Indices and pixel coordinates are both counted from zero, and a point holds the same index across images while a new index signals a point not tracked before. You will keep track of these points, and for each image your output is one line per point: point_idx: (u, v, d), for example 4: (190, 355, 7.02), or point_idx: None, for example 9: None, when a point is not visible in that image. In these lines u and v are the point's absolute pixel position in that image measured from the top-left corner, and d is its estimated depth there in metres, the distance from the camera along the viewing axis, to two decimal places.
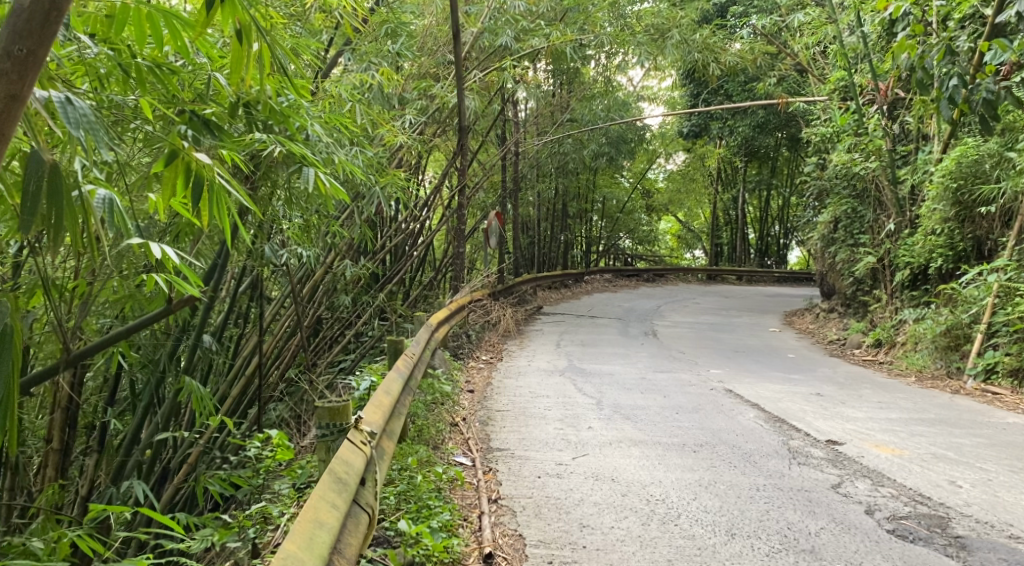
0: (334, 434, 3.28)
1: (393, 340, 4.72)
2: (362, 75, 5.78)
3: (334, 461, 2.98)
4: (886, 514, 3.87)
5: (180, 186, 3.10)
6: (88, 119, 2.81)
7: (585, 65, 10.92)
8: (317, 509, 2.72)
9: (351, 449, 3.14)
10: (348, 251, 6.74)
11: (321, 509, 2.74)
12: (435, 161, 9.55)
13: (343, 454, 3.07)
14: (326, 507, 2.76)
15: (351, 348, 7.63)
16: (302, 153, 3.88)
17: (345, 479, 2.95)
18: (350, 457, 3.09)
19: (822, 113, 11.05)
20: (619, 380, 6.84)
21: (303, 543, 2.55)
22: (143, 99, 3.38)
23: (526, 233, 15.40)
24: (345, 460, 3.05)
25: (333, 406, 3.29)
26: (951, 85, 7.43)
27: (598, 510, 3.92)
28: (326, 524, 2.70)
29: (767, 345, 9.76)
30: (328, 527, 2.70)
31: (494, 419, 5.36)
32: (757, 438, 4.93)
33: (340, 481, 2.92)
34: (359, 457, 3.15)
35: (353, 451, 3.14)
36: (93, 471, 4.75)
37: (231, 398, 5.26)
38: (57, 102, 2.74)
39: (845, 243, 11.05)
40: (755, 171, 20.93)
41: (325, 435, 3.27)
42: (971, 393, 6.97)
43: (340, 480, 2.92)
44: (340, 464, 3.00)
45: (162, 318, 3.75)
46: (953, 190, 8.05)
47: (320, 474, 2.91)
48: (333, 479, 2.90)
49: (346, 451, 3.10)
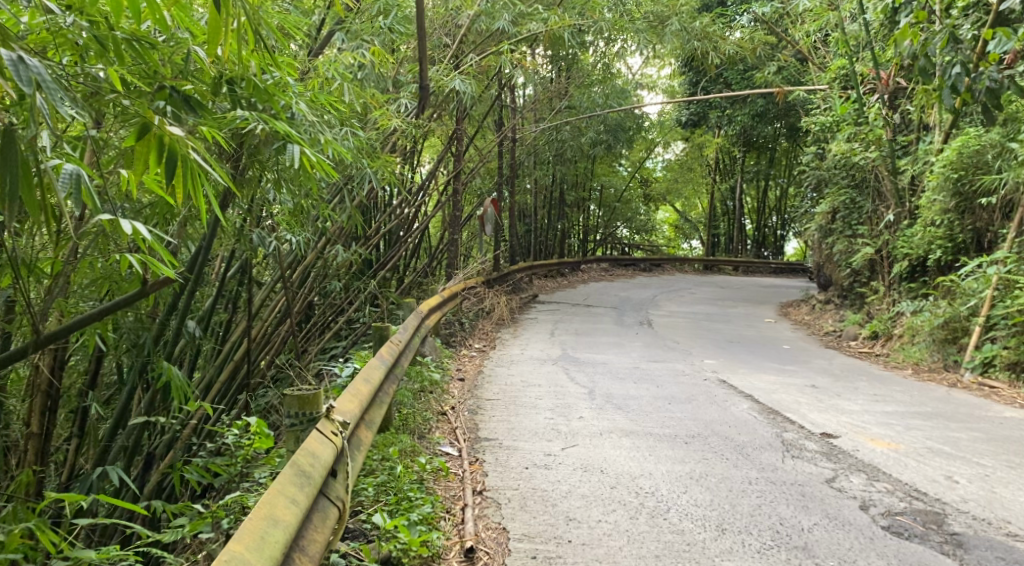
0: (304, 424, 3.21)
1: (378, 326, 4.61)
2: (355, 55, 5.68)
3: (298, 453, 2.88)
4: (880, 510, 3.78)
5: (152, 162, 3.00)
6: (42, 77, 2.75)
7: (583, 51, 10.79)
8: (273, 505, 2.63)
9: (319, 440, 3.03)
10: (340, 236, 6.64)
11: (278, 505, 2.64)
12: (431, 146, 9.45)
13: (310, 446, 2.96)
14: (284, 502, 2.66)
15: (342, 334, 7.55)
16: (286, 131, 3.80)
17: (309, 472, 2.84)
18: (318, 449, 2.98)
19: (823, 103, 10.92)
20: (612, 370, 6.76)
21: (252, 544, 2.46)
22: (115, 71, 3.29)
23: (523, 222, 15.30)
24: (312, 452, 2.94)
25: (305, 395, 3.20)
26: (954, 74, 7.28)
27: (585, 503, 3.82)
28: (281, 522, 2.60)
29: (763, 336, 9.67)
30: (284, 525, 2.60)
31: (483, 408, 5.27)
32: (750, 430, 4.84)
33: (303, 475, 2.82)
34: (328, 448, 3.04)
35: (322, 443, 3.03)
36: (73, 455, 4.67)
37: (218, 384, 5.14)
38: (7, 62, 2.69)
39: (842, 235, 10.94)
40: (753, 161, 20.84)
41: (295, 426, 3.19)
42: (968, 386, 6.89)
43: (303, 474, 2.82)
44: (305, 456, 2.90)
45: (138, 299, 3.64)
46: (954, 181, 7.97)
47: (283, 467, 2.81)
48: (295, 472, 2.80)
49: (314, 443, 2.99)
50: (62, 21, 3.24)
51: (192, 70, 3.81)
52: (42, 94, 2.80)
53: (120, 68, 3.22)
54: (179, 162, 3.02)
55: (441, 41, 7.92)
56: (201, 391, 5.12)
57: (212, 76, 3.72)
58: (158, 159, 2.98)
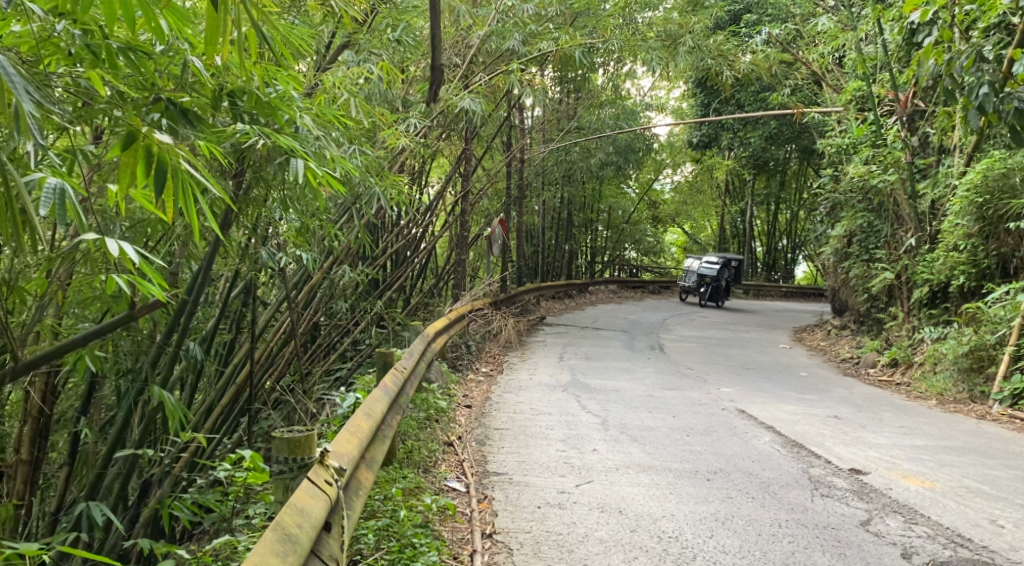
0: (293, 471, 2.94)
1: (381, 352, 4.39)
2: (362, 69, 5.44)
3: (285, 511, 2.64)
4: (924, 559, 3.51)
5: (139, 172, 2.78)
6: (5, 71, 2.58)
7: (593, 72, 10.56)
8: None
9: (309, 494, 2.78)
10: (347, 255, 6.41)
11: None
12: (438, 165, 9.24)
13: (298, 502, 2.71)
14: None
15: (348, 355, 7.32)
16: (289, 145, 3.55)
17: (295, 535, 2.59)
18: (307, 504, 2.74)
19: (838, 126, 10.68)
20: (625, 397, 6.49)
21: None
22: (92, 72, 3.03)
23: (529, 243, 15.06)
24: (301, 508, 2.70)
25: (294, 437, 2.95)
26: (981, 94, 6.99)
27: (603, 549, 3.57)
28: None
29: (778, 362, 9.41)
30: None
31: (492, 438, 5.02)
32: (775, 465, 4.57)
33: (290, 537, 2.57)
34: (320, 502, 2.80)
35: (314, 496, 2.79)
36: (64, 486, 4.45)
37: (219, 408, 4.84)
38: None
39: (859, 259, 10.68)
40: (763, 184, 20.58)
41: (284, 473, 2.94)
42: (998, 419, 6.61)
43: (289, 536, 2.57)
44: (292, 515, 2.64)
45: (122, 325, 3.41)
46: (978, 205, 7.73)
47: (266, 528, 2.56)
48: (278, 537, 2.53)
49: (304, 498, 2.75)
50: (51, 27, 3.07)
51: (192, 82, 3.59)
52: (8, 91, 2.61)
53: (108, 78, 3.00)
54: (169, 173, 2.82)
55: (451, 60, 7.67)
56: (201, 415, 4.81)
57: (212, 88, 3.49)
58: (146, 170, 2.77)
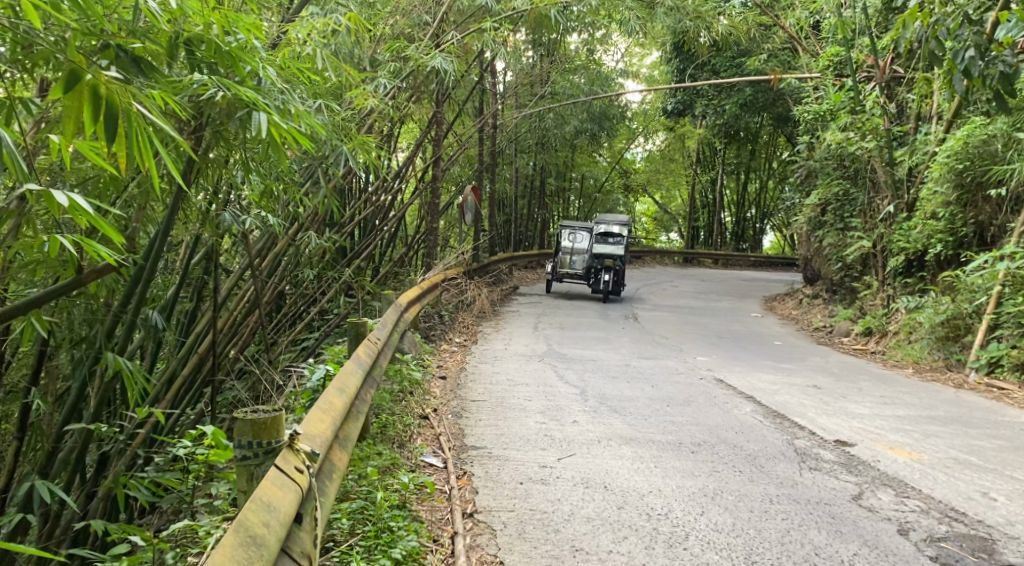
0: (257, 456, 2.80)
1: (353, 322, 4.20)
2: (329, 20, 5.14)
3: (248, 508, 2.45)
4: (921, 535, 3.41)
5: (84, 116, 2.55)
6: None
7: (567, 35, 10.30)
8: None
9: (278, 486, 2.60)
10: (314, 221, 6.14)
11: None
12: (408, 130, 8.97)
13: (265, 496, 2.53)
14: None
15: (315, 325, 7.10)
16: (250, 97, 3.29)
17: (261, 537, 2.41)
18: (275, 498, 2.55)
19: (816, 93, 10.49)
20: (602, 367, 6.35)
21: None
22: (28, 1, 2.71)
23: (501, 211, 14.79)
24: (268, 503, 2.51)
25: (257, 421, 2.79)
26: (968, 57, 6.85)
27: (591, 529, 3.42)
28: None
29: (753, 331, 9.32)
30: None
31: (468, 411, 4.85)
32: (759, 437, 4.45)
33: (253, 541, 2.39)
34: (290, 493, 2.62)
35: (282, 486, 2.61)
36: (11, 461, 4.19)
37: (182, 379, 4.58)
38: None
39: (833, 227, 10.58)
40: (734, 153, 20.41)
41: (246, 459, 2.79)
42: (976, 388, 6.54)
43: (254, 540, 2.39)
44: (259, 513, 2.46)
45: (70, 291, 3.23)
46: (958, 171, 7.64)
47: (227, 531, 2.38)
48: (242, 541, 2.36)
49: (272, 490, 2.56)
50: None
51: (144, 29, 3.30)
52: None
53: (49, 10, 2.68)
54: (120, 120, 2.60)
55: (422, 19, 7.30)
56: (162, 385, 4.54)
57: (167, 35, 3.21)
58: (94, 115, 2.55)
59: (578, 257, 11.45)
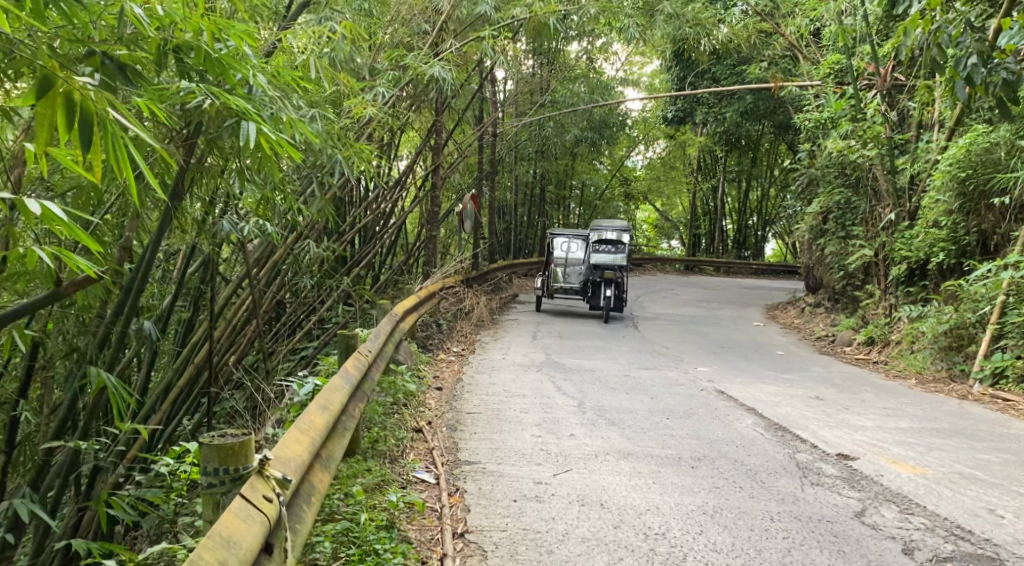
0: (225, 484, 2.68)
1: (342, 335, 4.13)
2: (324, 27, 5.07)
3: (205, 545, 2.37)
4: (927, 555, 3.32)
5: (58, 123, 2.47)
6: None
7: (565, 44, 10.23)
8: None
9: (240, 519, 2.52)
10: (313, 230, 6.07)
11: None
12: (408, 138, 8.91)
13: (225, 530, 2.45)
14: None
15: (314, 334, 7.03)
16: (239, 107, 3.22)
17: None
18: (236, 532, 2.47)
19: (817, 100, 10.42)
20: (601, 378, 6.27)
21: None
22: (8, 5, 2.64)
23: (502, 219, 14.72)
24: (228, 539, 2.43)
25: (223, 446, 2.67)
26: (970, 64, 6.76)
27: (585, 550, 3.33)
28: None
29: (754, 341, 9.23)
30: None
31: (463, 424, 4.77)
32: (760, 451, 4.36)
33: None
34: (253, 527, 2.54)
35: (245, 520, 2.52)
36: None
37: (177, 390, 4.49)
38: None
39: (835, 235, 10.49)
40: (734, 160, 20.33)
41: (213, 487, 2.68)
42: (980, 399, 6.45)
43: None
44: (217, 549, 2.39)
45: (51, 301, 3.15)
46: (960, 179, 7.57)
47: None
48: None
49: (233, 523, 2.49)
50: None
51: (130, 36, 3.22)
52: None
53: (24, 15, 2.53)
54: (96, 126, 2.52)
55: (420, 27, 7.21)
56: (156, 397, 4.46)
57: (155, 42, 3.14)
58: (69, 122, 2.47)
59: (574, 269, 11.02)
